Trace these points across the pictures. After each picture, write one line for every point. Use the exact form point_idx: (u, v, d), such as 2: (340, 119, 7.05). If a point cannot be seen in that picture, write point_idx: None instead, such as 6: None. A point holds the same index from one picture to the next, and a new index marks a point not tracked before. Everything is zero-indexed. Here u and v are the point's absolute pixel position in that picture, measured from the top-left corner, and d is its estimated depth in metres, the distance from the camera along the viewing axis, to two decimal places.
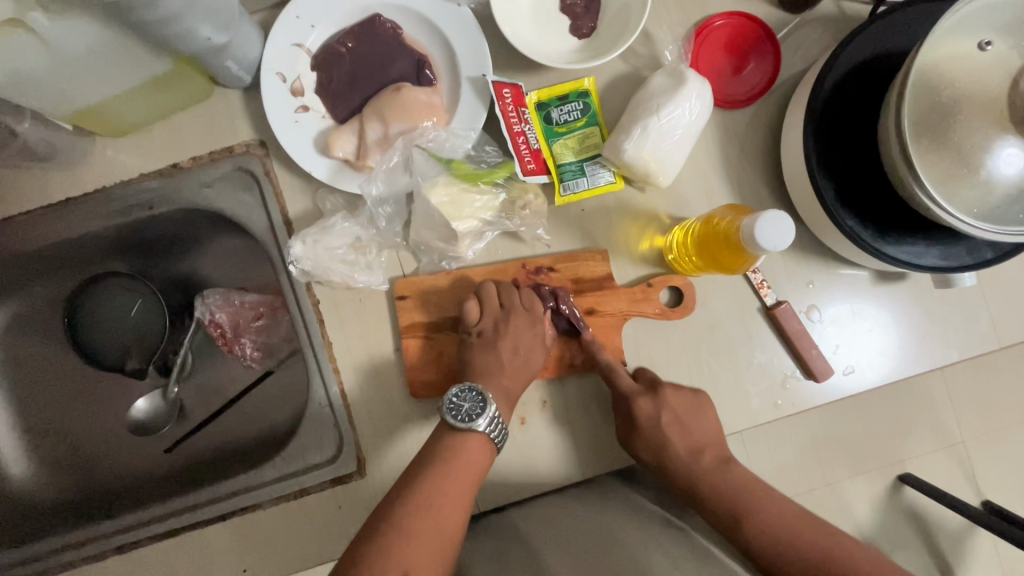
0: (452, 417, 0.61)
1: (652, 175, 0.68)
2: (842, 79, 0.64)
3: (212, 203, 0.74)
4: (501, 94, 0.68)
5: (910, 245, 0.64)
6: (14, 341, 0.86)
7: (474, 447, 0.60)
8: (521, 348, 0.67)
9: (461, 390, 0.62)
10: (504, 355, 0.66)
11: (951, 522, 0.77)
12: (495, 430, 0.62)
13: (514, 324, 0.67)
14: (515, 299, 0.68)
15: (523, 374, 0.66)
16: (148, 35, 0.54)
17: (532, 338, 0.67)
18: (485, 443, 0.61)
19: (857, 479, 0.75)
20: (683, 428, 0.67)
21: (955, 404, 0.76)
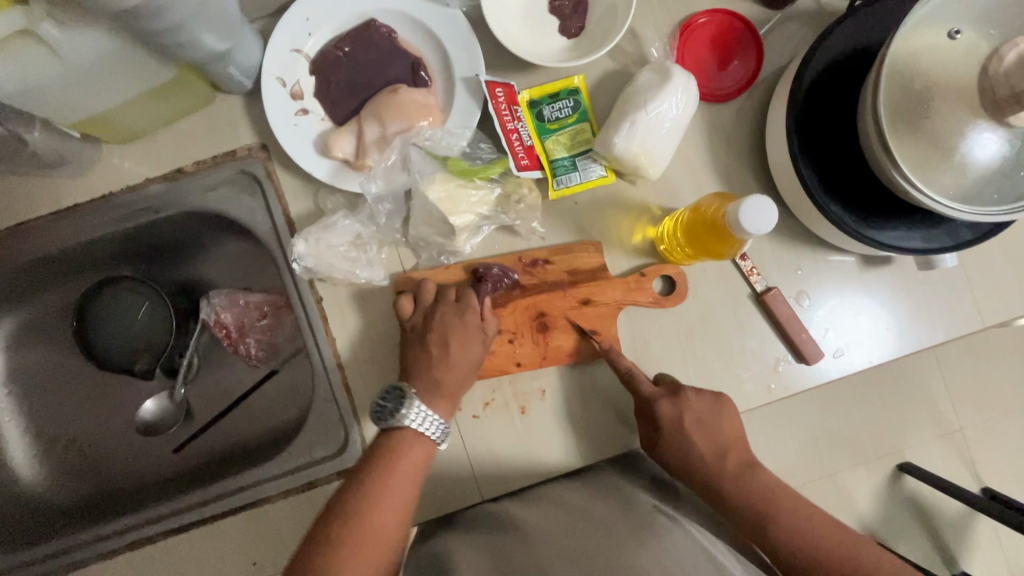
0: (379, 420, 0.64)
1: (641, 168, 0.70)
2: (822, 70, 0.66)
3: (216, 206, 0.76)
4: (494, 93, 0.70)
5: (895, 231, 0.67)
6: (24, 346, 0.88)
7: (411, 445, 0.63)
8: (451, 343, 0.67)
9: (386, 392, 0.65)
10: (432, 351, 0.67)
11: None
12: (424, 423, 0.64)
13: (447, 319, 0.67)
14: (449, 293, 0.69)
15: (459, 370, 0.67)
16: (154, 44, 0.56)
17: (463, 333, 0.67)
18: (419, 438, 0.63)
19: (857, 470, 0.82)
20: (703, 425, 0.69)
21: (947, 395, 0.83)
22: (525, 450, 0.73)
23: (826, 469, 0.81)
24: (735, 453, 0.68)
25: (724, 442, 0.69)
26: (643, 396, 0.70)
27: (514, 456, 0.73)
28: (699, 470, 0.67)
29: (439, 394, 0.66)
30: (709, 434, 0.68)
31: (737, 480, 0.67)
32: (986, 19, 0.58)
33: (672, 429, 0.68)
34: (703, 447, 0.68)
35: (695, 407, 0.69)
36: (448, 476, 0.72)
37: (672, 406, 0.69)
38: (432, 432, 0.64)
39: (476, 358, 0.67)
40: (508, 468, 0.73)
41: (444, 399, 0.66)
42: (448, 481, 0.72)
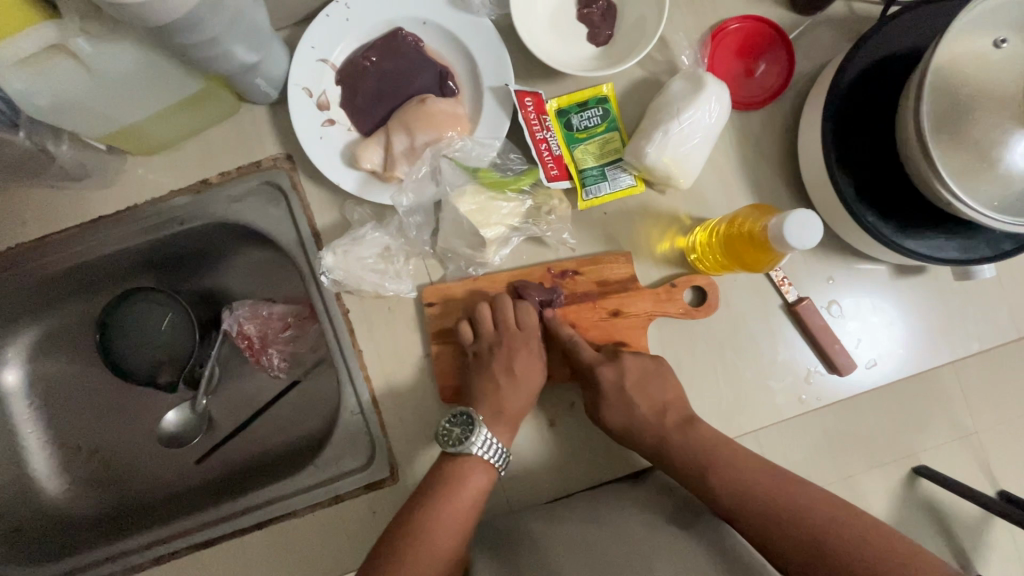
0: (444, 443, 0.65)
1: (673, 178, 0.69)
2: (858, 79, 0.65)
3: (240, 217, 0.75)
4: (523, 103, 0.69)
5: (930, 238, 0.65)
6: (47, 357, 0.88)
7: (474, 470, 0.64)
8: (515, 368, 0.68)
9: (454, 416, 0.66)
10: (499, 377, 0.67)
11: (968, 514, 0.75)
12: (489, 451, 0.64)
13: (514, 350, 0.68)
14: (510, 318, 0.69)
15: (523, 392, 0.68)
16: (184, 57, 0.55)
17: (526, 356, 0.68)
18: (483, 464, 0.64)
19: (873, 472, 0.74)
20: (643, 386, 0.68)
21: (967, 395, 0.75)
22: (553, 463, 0.72)
23: (840, 470, 0.73)
24: (674, 411, 0.68)
25: (663, 401, 0.68)
26: (583, 361, 0.68)
27: (542, 470, 0.72)
28: (642, 434, 0.67)
29: (500, 420, 0.67)
30: (644, 393, 0.67)
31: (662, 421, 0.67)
32: None
33: (612, 395, 0.66)
34: (642, 407, 0.67)
35: (631, 370, 0.68)
36: None
37: (612, 369, 0.67)
38: (494, 459, 0.65)
39: (536, 382, 0.68)
40: (537, 481, 0.72)
41: (506, 423, 0.67)
42: None
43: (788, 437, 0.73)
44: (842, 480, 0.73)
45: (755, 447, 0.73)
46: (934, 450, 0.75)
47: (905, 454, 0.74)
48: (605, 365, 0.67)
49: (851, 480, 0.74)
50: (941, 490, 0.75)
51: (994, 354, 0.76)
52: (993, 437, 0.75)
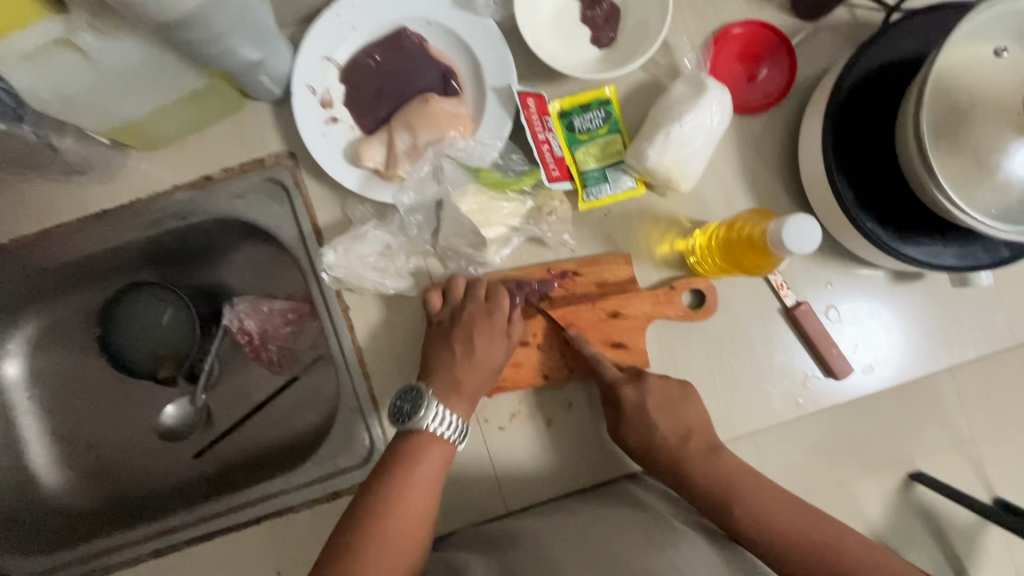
0: (397, 421, 0.63)
1: (673, 181, 0.69)
2: (859, 85, 0.66)
3: (242, 213, 0.75)
4: (525, 104, 0.70)
5: (929, 244, 0.66)
6: (48, 350, 0.88)
7: (427, 445, 0.62)
8: (475, 340, 0.67)
9: (403, 393, 0.64)
10: (456, 347, 0.67)
11: (963, 519, 0.76)
12: (442, 423, 0.63)
13: (478, 322, 0.67)
14: (480, 292, 0.69)
15: (479, 369, 0.67)
16: (189, 53, 0.56)
17: (489, 334, 0.67)
18: (438, 438, 0.63)
19: (869, 481, 0.74)
20: (667, 409, 0.68)
21: (963, 401, 0.76)
22: (549, 462, 0.73)
23: (840, 477, 0.74)
24: (698, 437, 0.68)
25: (686, 426, 0.68)
26: (607, 381, 0.69)
27: (539, 469, 0.72)
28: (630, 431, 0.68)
29: (452, 388, 0.66)
30: (670, 417, 0.68)
31: (640, 417, 0.68)
32: None
33: (633, 415, 0.68)
34: (663, 428, 0.67)
35: (654, 393, 0.68)
36: (473, 489, 0.71)
37: (634, 391, 0.68)
38: (451, 434, 0.64)
39: (497, 360, 0.67)
40: (533, 480, 0.72)
41: (464, 399, 0.66)
42: (473, 494, 0.71)
43: (784, 440, 0.74)
44: (836, 484, 0.74)
45: (750, 450, 0.73)
46: (930, 455, 0.75)
47: (903, 461, 0.75)
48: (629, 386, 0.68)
49: (846, 485, 0.74)
50: (937, 498, 0.75)
51: (991, 361, 0.76)
52: (989, 442, 0.76)
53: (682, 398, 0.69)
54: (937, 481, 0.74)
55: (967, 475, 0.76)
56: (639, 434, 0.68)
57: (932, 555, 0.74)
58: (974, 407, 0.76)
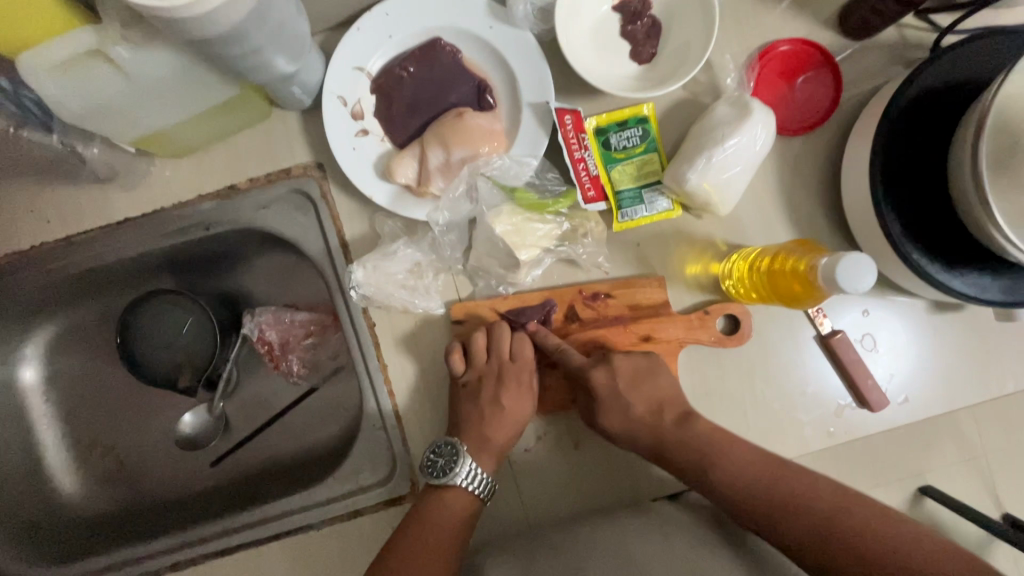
0: (429, 474, 0.65)
1: (712, 205, 0.68)
2: (911, 111, 0.64)
3: (267, 224, 0.73)
4: (562, 121, 0.68)
5: (976, 277, 0.64)
6: (66, 353, 0.87)
7: (458, 500, 0.64)
8: (503, 400, 0.67)
9: (439, 446, 0.66)
10: (487, 409, 0.67)
11: (972, 534, 0.72)
12: (474, 481, 0.65)
13: (507, 381, 0.68)
14: (503, 347, 0.68)
15: (508, 425, 0.67)
16: (224, 66, 0.54)
17: (516, 390, 0.68)
18: (467, 494, 0.65)
19: (878, 490, 0.72)
20: (637, 386, 0.67)
21: (993, 430, 0.74)
22: (574, 485, 0.71)
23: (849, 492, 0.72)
24: (670, 408, 0.67)
25: (657, 398, 0.67)
26: (573, 367, 0.67)
27: (563, 492, 0.71)
28: (639, 433, 0.66)
29: (488, 447, 0.67)
30: (641, 394, 0.67)
31: (677, 432, 0.65)
32: None
33: (607, 397, 0.65)
34: (639, 408, 0.66)
35: (624, 371, 0.67)
36: (497, 510, 0.70)
37: (603, 371, 0.66)
38: (479, 490, 0.65)
39: (524, 413, 0.68)
40: (557, 504, 0.71)
41: (494, 451, 0.67)
42: (497, 516, 0.70)
43: (810, 468, 0.72)
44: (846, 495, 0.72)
45: None
46: (942, 470, 0.73)
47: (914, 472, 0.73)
48: (596, 368, 0.66)
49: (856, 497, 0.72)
50: (947, 513, 0.73)
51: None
52: (1003, 461, 0.74)
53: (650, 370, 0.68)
54: (947, 496, 0.71)
55: (982, 497, 0.73)
56: (676, 445, 0.65)
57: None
58: (1005, 437, 0.74)
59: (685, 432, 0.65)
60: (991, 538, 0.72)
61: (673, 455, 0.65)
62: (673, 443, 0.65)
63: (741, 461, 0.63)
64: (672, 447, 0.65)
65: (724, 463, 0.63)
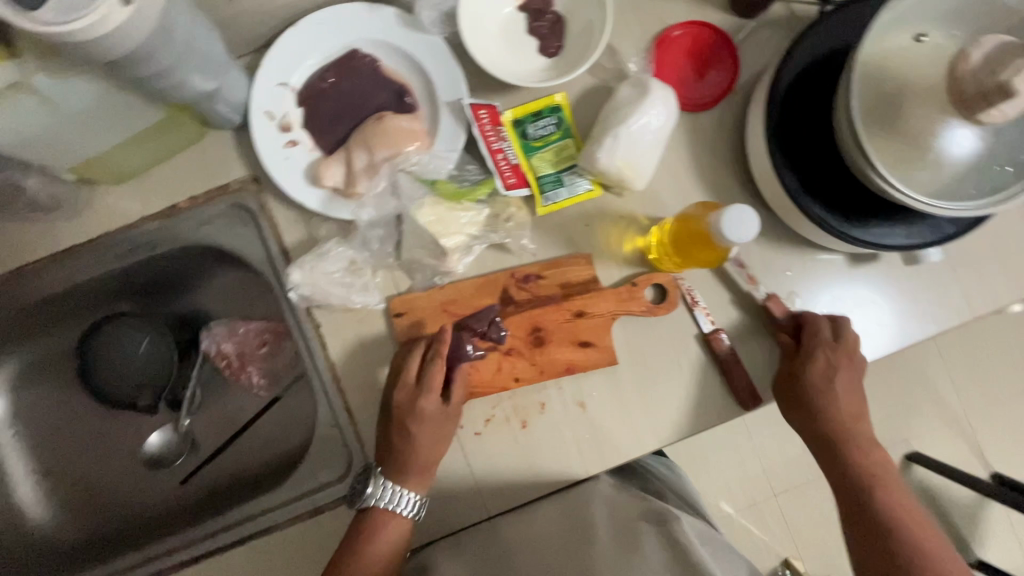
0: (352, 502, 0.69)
1: (626, 181, 0.72)
2: (797, 75, 0.68)
3: (213, 239, 0.78)
4: (477, 116, 0.72)
5: (880, 227, 0.67)
6: (29, 387, 0.90)
7: (385, 522, 0.67)
8: (410, 428, 0.68)
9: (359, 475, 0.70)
10: (401, 439, 0.68)
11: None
12: (398, 501, 0.67)
13: (411, 410, 0.68)
14: (411, 373, 0.70)
15: (426, 453, 0.68)
16: (143, 87, 0.58)
17: (421, 417, 0.68)
18: (394, 515, 0.67)
19: None
20: None
21: None
22: (525, 465, 0.74)
23: None
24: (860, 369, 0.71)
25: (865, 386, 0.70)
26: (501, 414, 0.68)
27: (516, 472, 0.73)
28: (828, 392, 0.70)
29: (409, 471, 0.68)
30: (846, 377, 0.70)
31: (818, 376, 0.70)
32: (950, 22, 0.60)
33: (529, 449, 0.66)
34: None
35: (836, 364, 0.70)
36: (452, 495, 0.73)
37: (822, 360, 0.70)
38: (405, 511, 0.67)
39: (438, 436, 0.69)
40: (512, 484, 0.73)
41: (417, 474, 0.68)
42: (454, 500, 0.73)
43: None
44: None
45: None
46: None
47: None
48: (811, 350, 0.71)
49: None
50: None
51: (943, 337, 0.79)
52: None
53: None
54: None
55: None
56: (817, 397, 0.70)
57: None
58: None
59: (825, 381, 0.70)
60: None
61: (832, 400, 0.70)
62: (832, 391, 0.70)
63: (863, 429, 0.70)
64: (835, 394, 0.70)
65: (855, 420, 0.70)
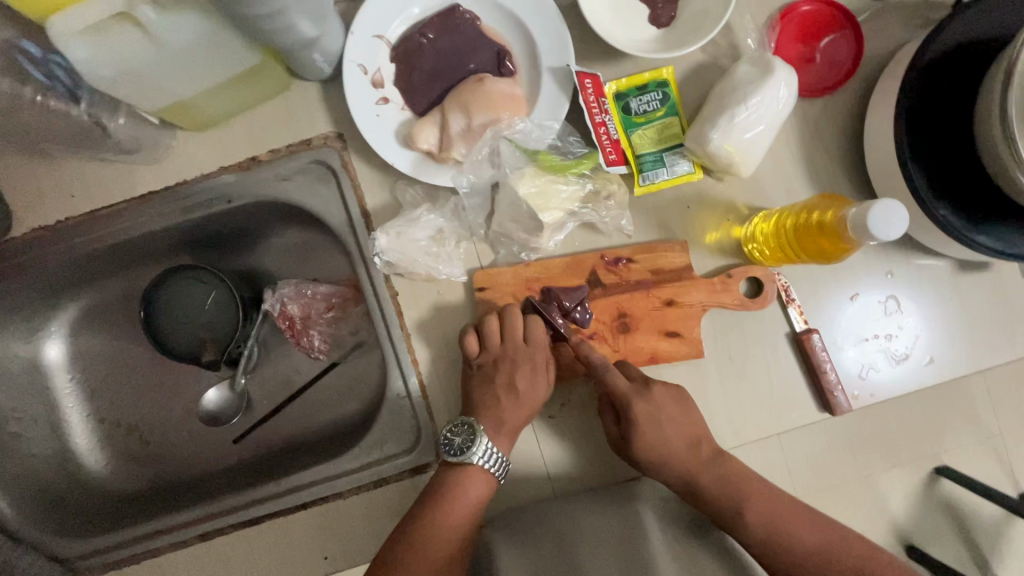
0: (445, 453, 0.65)
1: (734, 166, 0.67)
2: (938, 65, 0.64)
3: (289, 196, 0.73)
4: (583, 84, 0.68)
5: (1004, 231, 0.63)
6: (89, 332, 0.88)
7: (472, 479, 0.64)
8: (517, 384, 0.67)
9: (455, 425, 0.66)
10: (502, 393, 0.67)
11: (989, 512, 0.74)
12: (489, 460, 0.65)
13: (518, 364, 0.67)
14: (516, 332, 0.68)
15: (523, 411, 0.67)
16: (250, 28, 0.54)
17: (530, 372, 0.68)
18: (483, 473, 0.65)
19: (892, 472, 0.73)
20: (672, 417, 0.66)
21: (998, 409, 0.74)
22: (600, 453, 0.72)
23: (860, 469, 0.72)
24: (706, 442, 0.67)
25: (693, 431, 0.67)
26: (614, 391, 0.65)
27: (587, 458, 0.72)
28: (672, 462, 0.65)
29: (500, 430, 0.67)
30: (676, 424, 0.66)
31: (712, 466, 0.65)
32: None
33: (645, 426, 0.65)
34: (674, 439, 0.66)
35: (662, 404, 0.67)
36: (525, 478, 0.71)
37: (644, 400, 0.65)
38: (494, 469, 0.65)
39: (541, 396, 0.67)
40: (585, 468, 0.71)
41: (508, 434, 0.67)
42: (523, 483, 0.71)
43: (818, 442, 0.72)
44: (860, 478, 0.72)
45: (806, 449, 0.72)
46: (958, 452, 0.73)
47: (927, 454, 0.73)
48: (639, 401, 0.65)
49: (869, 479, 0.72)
50: (961, 490, 0.73)
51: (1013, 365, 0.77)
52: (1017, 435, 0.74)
53: (680, 400, 0.68)
54: (964, 476, 0.71)
55: (997, 473, 0.73)
56: (710, 478, 0.64)
57: (957, 546, 0.72)
58: (1002, 404, 0.74)
59: (718, 467, 0.65)
60: (1008, 516, 0.74)
61: (703, 482, 0.64)
62: (703, 471, 0.65)
63: (771, 499, 0.63)
64: (701, 476, 0.65)
65: (759, 495, 0.63)
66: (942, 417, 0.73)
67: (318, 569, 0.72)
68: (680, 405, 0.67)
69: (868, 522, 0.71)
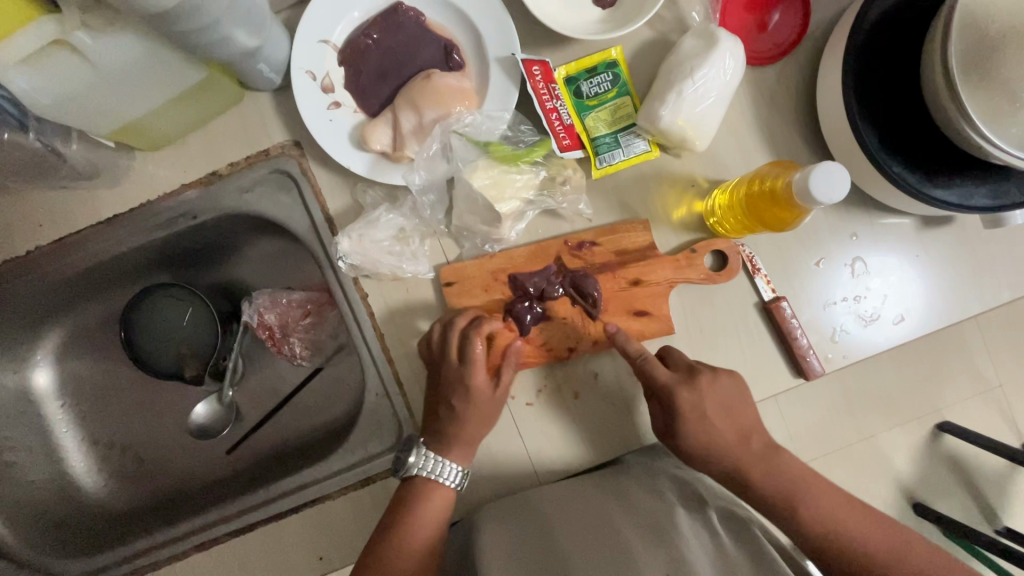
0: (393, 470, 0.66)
1: (688, 141, 0.67)
2: (880, 25, 0.64)
3: (252, 207, 0.74)
4: (531, 72, 0.68)
5: (961, 186, 0.63)
6: (76, 357, 0.90)
7: (425, 489, 0.65)
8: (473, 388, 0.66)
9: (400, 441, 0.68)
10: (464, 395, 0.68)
11: (994, 468, 0.78)
12: (440, 472, 0.65)
13: (472, 369, 0.66)
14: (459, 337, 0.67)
15: (489, 414, 0.67)
16: (184, 44, 0.54)
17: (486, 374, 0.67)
18: (436, 483, 0.65)
19: (894, 431, 0.74)
20: (724, 412, 0.65)
21: (992, 353, 0.76)
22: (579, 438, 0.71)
23: (863, 431, 0.74)
24: (760, 436, 0.66)
25: (745, 425, 0.65)
26: (661, 385, 0.65)
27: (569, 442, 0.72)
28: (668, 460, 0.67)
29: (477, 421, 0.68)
30: (727, 418, 0.65)
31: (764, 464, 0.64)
32: None
33: (690, 418, 0.64)
34: (725, 428, 0.64)
35: (708, 392, 0.65)
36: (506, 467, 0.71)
37: (692, 393, 0.65)
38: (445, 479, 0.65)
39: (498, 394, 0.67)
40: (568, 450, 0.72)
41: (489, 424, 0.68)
42: (505, 474, 0.71)
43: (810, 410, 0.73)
44: (863, 440, 0.74)
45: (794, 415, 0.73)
46: (959, 406, 0.75)
47: (930, 412, 0.75)
48: (685, 391, 0.65)
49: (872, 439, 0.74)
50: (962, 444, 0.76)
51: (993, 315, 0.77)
52: (1016, 389, 0.77)
53: (739, 394, 0.67)
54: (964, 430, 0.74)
55: (997, 425, 0.77)
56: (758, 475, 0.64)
57: (960, 500, 0.77)
58: (999, 353, 0.76)
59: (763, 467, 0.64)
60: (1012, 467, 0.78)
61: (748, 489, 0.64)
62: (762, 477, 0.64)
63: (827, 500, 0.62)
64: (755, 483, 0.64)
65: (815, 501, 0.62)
66: (940, 375, 0.75)
67: (313, 570, 0.73)
68: (736, 395, 0.66)
69: (874, 484, 0.74)
